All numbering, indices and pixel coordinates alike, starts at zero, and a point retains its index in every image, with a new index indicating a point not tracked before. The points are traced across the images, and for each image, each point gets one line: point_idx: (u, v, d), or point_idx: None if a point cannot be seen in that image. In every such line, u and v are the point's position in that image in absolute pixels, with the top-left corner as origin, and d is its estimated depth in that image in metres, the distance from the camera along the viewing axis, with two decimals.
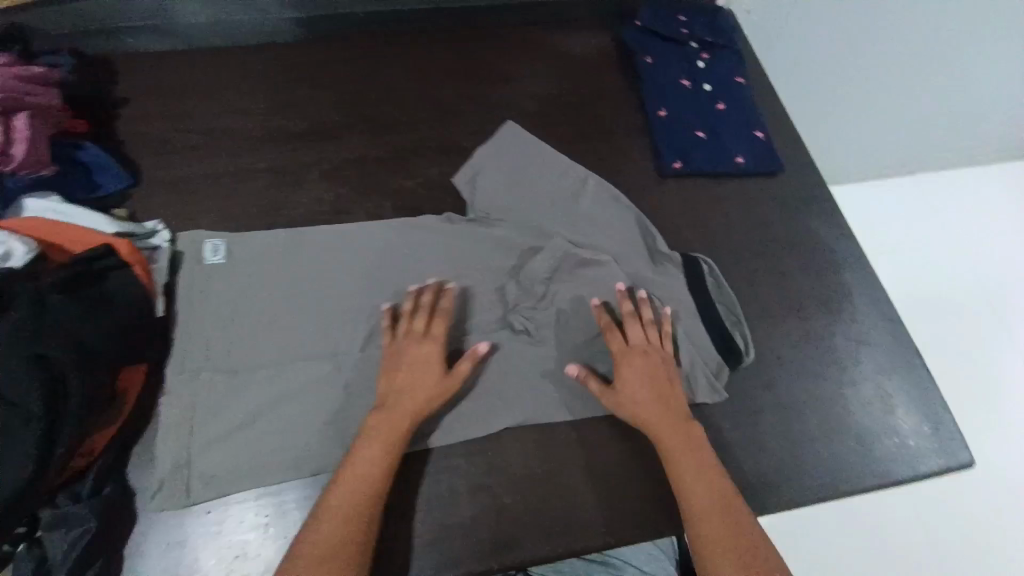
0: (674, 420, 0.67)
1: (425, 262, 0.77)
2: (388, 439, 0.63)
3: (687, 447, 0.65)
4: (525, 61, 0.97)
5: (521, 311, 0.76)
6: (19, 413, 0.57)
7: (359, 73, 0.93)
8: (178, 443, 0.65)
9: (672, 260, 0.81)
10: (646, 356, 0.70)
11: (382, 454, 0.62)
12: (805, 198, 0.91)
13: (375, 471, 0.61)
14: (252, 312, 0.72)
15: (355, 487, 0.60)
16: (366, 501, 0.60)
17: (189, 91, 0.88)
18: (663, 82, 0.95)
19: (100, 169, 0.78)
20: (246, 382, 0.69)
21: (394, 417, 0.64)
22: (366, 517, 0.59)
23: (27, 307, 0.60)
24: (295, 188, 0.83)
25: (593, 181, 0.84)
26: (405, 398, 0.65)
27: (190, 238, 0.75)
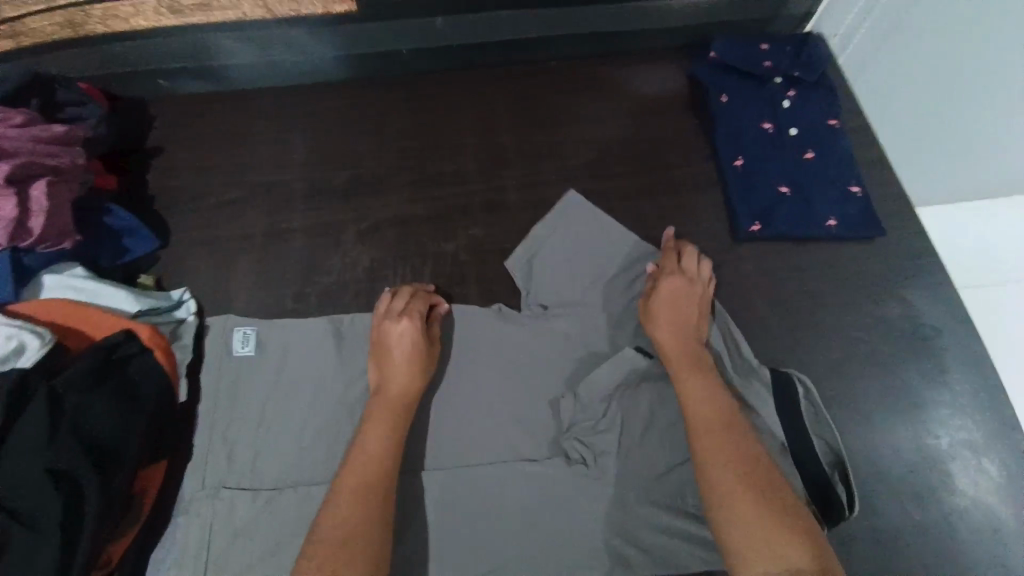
0: (696, 367, 0.61)
1: (473, 368, 0.69)
2: (394, 419, 0.59)
3: (708, 394, 0.59)
4: (585, 101, 0.87)
5: (576, 434, 0.65)
6: (30, 532, 0.52)
7: (402, 117, 0.84)
8: (193, 572, 0.58)
9: (760, 375, 0.68)
10: (679, 291, 0.67)
11: (391, 421, 0.59)
12: (907, 268, 0.78)
13: (385, 435, 0.58)
14: (277, 430, 0.64)
15: (366, 454, 0.56)
16: (381, 464, 0.56)
17: (222, 139, 0.83)
18: (740, 126, 0.83)
19: (129, 233, 0.73)
20: (269, 504, 0.61)
21: (393, 392, 0.61)
22: (386, 485, 0.55)
23: (41, 411, 0.55)
24: (328, 250, 0.76)
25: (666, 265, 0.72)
26: (394, 383, 0.61)
27: (222, 324, 0.70)
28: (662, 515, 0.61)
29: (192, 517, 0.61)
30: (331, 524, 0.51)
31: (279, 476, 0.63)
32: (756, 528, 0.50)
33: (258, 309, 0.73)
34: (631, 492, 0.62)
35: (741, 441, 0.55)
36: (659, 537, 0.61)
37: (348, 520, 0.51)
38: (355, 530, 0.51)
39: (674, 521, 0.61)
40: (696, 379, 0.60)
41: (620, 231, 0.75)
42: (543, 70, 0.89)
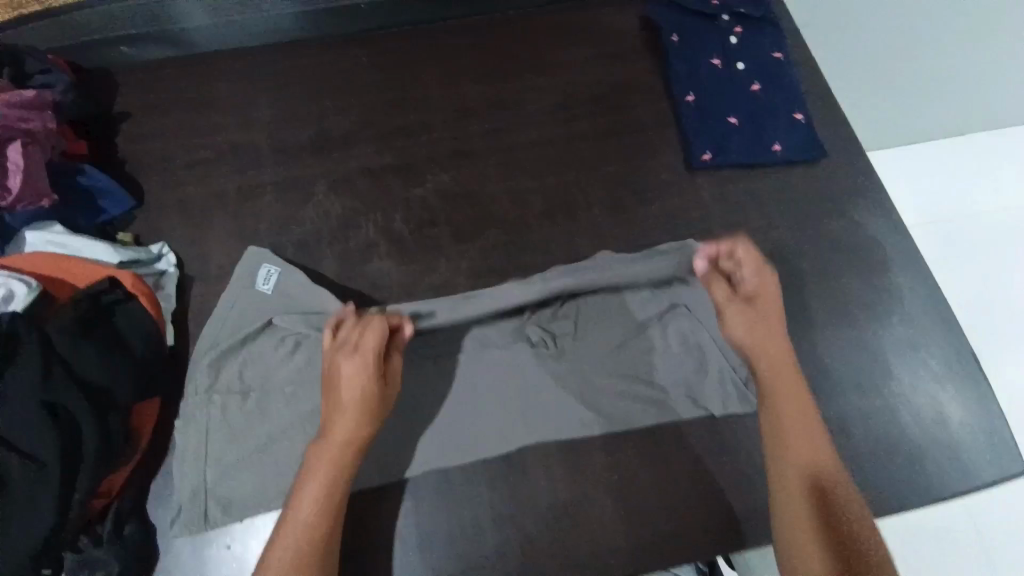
0: (805, 403, 0.61)
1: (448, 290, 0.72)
2: (334, 470, 0.58)
3: (804, 421, 0.59)
4: (545, 48, 0.88)
5: (538, 321, 0.72)
6: (35, 462, 0.56)
7: (365, 73, 0.86)
8: (196, 467, 0.64)
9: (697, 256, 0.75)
10: (769, 305, 0.66)
11: (333, 475, 0.58)
12: (850, 189, 0.82)
13: (325, 494, 0.57)
14: (263, 332, 0.70)
15: (308, 514, 0.56)
16: (319, 519, 0.56)
17: (189, 101, 0.84)
18: (692, 64, 0.87)
19: (103, 194, 0.75)
20: (261, 403, 0.67)
21: (339, 440, 0.59)
22: (321, 543, 0.55)
23: (35, 353, 0.58)
24: (301, 201, 0.79)
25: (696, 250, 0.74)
26: (337, 428, 0.59)
27: (251, 257, 0.73)
28: (618, 385, 0.70)
29: (191, 418, 0.66)
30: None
31: (270, 368, 0.69)
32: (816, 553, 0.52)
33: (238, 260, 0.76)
34: (592, 372, 0.70)
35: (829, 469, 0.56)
36: (618, 422, 0.69)
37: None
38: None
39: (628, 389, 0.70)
40: (793, 401, 0.61)
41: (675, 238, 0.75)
42: (503, 20, 0.90)
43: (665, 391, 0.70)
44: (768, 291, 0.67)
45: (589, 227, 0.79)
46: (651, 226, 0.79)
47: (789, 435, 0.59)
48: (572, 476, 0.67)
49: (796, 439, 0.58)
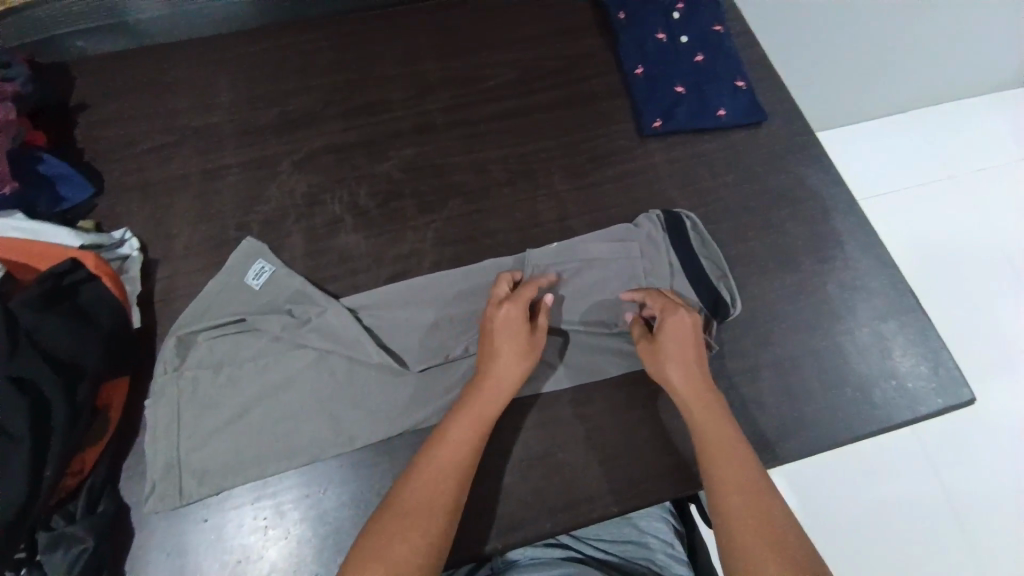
0: (721, 419, 0.64)
1: (417, 287, 0.74)
2: (483, 408, 0.62)
3: (725, 436, 0.62)
4: (499, 28, 0.91)
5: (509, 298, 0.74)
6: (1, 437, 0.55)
7: (324, 57, 0.88)
8: (169, 442, 0.65)
9: (654, 218, 0.78)
10: (682, 334, 0.67)
11: (480, 412, 0.61)
12: (790, 148, 0.88)
13: (468, 433, 0.60)
14: (234, 311, 0.70)
15: (450, 449, 0.59)
16: (463, 454, 0.59)
17: (147, 90, 0.84)
18: (639, 38, 0.91)
19: (62, 180, 0.76)
20: (232, 378, 0.68)
21: (495, 381, 0.63)
22: (457, 478, 0.58)
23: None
24: (265, 182, 0.80)
25: (660, 241, 0.77)
26: (497, 365, 0.64)
27: (245, 250, 0.74)
28: (581, 338, 0.74)
29: (160, 396, 0.66)
30: (401, 508, 0.56)
31: (242, 346, 0.69)
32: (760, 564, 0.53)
33: (203, 241, 0.77)
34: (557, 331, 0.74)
35: (759, 487, 0.59)
36: (584, 372, 0.72)
37: (411, 511, 0.55)
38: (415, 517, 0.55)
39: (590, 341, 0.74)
40: (716, 424, 0.63)
41: (641, 241, 0.78)
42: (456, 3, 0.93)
43: (628, 345, 0.74)
44: (674, 328, 0.67)
45: (548, 194, 0.82)
46: (607, 190, 0.83)
47: (711, 445, 0.62)
48: (542, 426, 0.70)
49: (726, 462, 0.60)
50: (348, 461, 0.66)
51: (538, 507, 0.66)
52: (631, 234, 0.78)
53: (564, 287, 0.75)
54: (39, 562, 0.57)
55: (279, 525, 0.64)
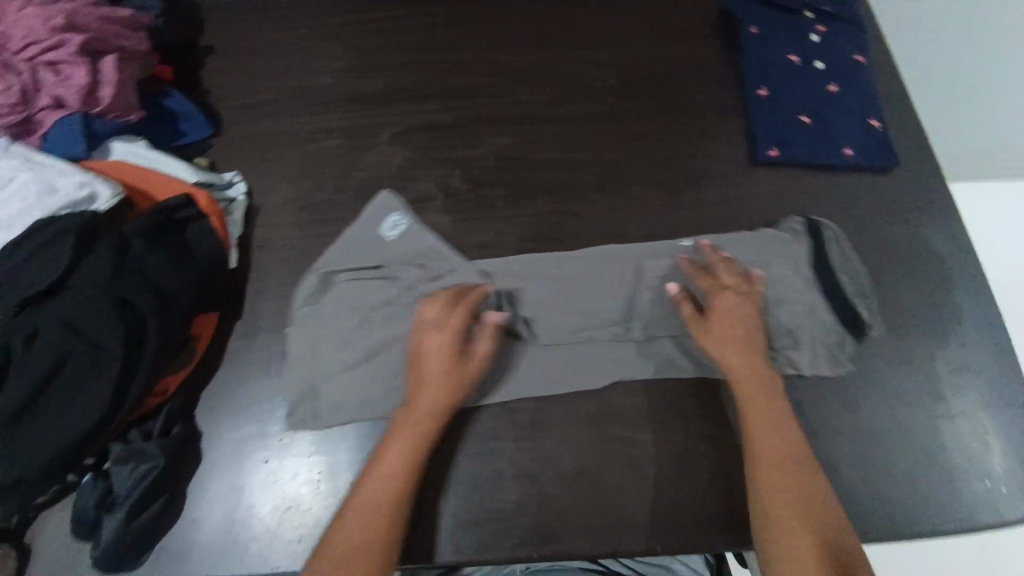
0: (774, 418, 0.63)
1: (547, 264, 0.75)
2: (414, 443, 0.62)
3: (778, 432, 0.62)
4: (617, 25, 0.88)
5: (642, 289, 0.73)
6: (98, 351, 0.59)
7: (439, 32, 0.87)
8: (305, 370, 0.69)
9: (795, 224, 0.76)
10: (734, 316, 0.67)
11: (412, 438, 0.62)
12: (916, 201, 0.80)
13: (405, 462, 0.61)
14: (370, 258, 0.73)
15: (379, 481, 0.60)
16: (397, 484, 0.60)
17: (269, 42, 0.87)
18: (768, 57, 0.85)
19: (183, 117, 0.80)
20: (366, 319, 0.71)
21: (431, 411, 0.63)
22: (399, 507, 0.59)
23: (111, 251, 0.61)
24: (365, 149, 0.82)
25: (806, 248, 0.74)
26: (427, 400, 0.63)
27: (386, 201, 0.77)
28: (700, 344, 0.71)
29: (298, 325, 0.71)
30: (340, 547, 0.56)
31: (375, 292, 0.72)
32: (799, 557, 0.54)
33: (299, 197, 0.79)
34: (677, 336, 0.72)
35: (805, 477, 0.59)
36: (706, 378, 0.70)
37: (351, 549, 0.56)
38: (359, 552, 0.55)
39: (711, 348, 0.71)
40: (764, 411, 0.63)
41: (780, 240, 0.75)
42: None
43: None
44: (721, 307, 0.68)
45: (641, 206, 0.78)
46: (706, 211, 0.78)
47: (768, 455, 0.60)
48: (594, 444, 0.68)
49: (777, 451, 0.61)
50: None
51: (578, 524, 0.65)
52: (771, 242, 0.75)
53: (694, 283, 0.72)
54: (112, 470, 0.62)
55: (330, 483, 0.65)
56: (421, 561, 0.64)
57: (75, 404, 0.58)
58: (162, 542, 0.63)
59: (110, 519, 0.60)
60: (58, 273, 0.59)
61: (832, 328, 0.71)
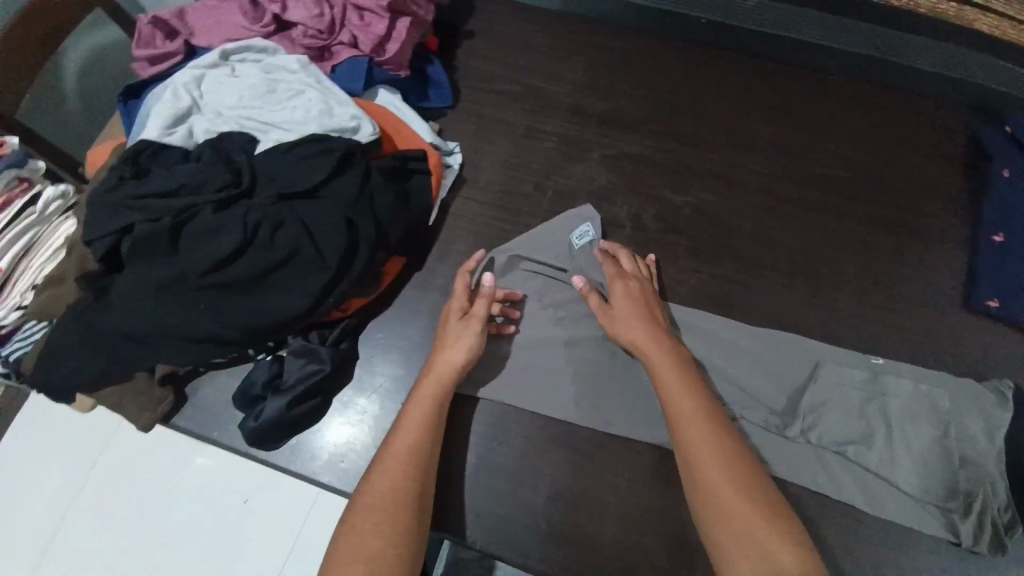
0: (690, 390, 0.61)
1: (719, 327, 0.74)
2: (427, 419, 0.63)
3: (687, 402, 0.60)
4: (855, 124, 0.86)
5: (810, 388, 0.70)
6: (320, 257, 0.67)
7: (676, 78, 0.90)
8: None
9: (997, 386, 0.69)
10: (628, 296, 0.70)
11: (430, 398, 0.65)
12: None
13: (425, 423, 0.63)
14: (558, 260, 0.78)
15: (407, 443, 0.61)
16: (421, 448, 0.61)
17: (521, 42, 0.95)
18: (1013, 205, 0.79)
19: (434, 85, 0.89)
20: (534, 313, 0.76)
21: (431, 376, 0.66)
22: (423, 467, 0.61)
23: (356, 179, 0.70)
24: (575, 161, 0.86)
25: (1007, 412, 0.67)
26: (438, 374, 0.66)
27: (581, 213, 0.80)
28: (856, 468, 0.67)
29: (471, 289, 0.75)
30: (369, 504, 0.57)
31: (553, 291, 0.77)
32: (750, 539, 0.51)
33: (502, 183, 0.85)
34: (830, 449, 0.68)
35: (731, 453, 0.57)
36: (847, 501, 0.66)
37: (378, 504, 0.57)
38: (385, 508, 0.56)
39: (863, 474, 0.67)
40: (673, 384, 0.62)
41: (974, 395, 0.68)
42: (821, 81, 0.89)
43: (914, 498, 0.65)
44: (617, 292, 0.71)
45: (824, 306, 0.76)
46: (891, 336, 0.74)
47: (693, 436, 0.58)
48: None
49: (695, 424, 0.58)
50: (525, 433, 0.71)
51: None
52: (971, 394, 0.69)
53: (874, 404, 0.69)
54: (286, 358, 0.70)
55: (451, 447, 0.71)
56: (509, 554, 0.66)
57: (287, 292, 0.67)
58: (300, 435, 0.71)
59: (275, 398, 0.68)
60: (313, 181, 0.68)
61: (1009, 508, 0.64)
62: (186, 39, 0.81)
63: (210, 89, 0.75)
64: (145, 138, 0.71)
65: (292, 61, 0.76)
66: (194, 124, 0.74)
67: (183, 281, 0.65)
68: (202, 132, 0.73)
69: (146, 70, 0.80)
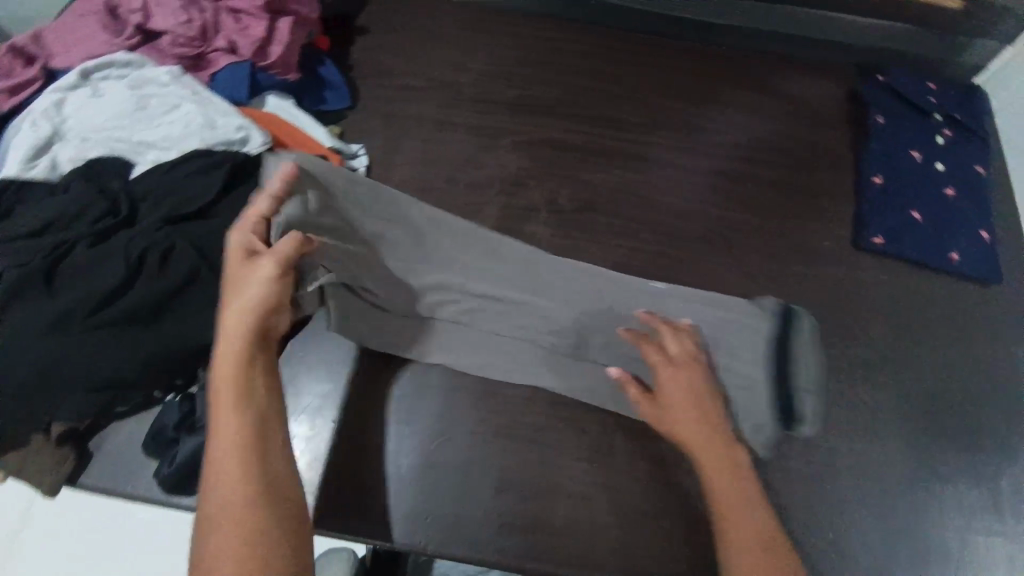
0: (721, 460, 0.59)
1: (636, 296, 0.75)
2: (236, 385, 0.47)
3: (725, 473, 0.58)
4: (748, 89, 0.90)
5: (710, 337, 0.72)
6: (219, 280, 0.63)
7: (578, 58, 0.92)
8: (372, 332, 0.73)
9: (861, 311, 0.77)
10: (682, 392, 0.63)
11: (232, 365, 0.48)
12: (1012, 322, 0.79)
13: (236, 392, 0.47)
14: None
15: (231, 426, 0.45)
16: (248, 414, 0.46)
17: (421, 36, 0.93)
18: (891, 151, 0.86)
19: (330, 86, 0.85)
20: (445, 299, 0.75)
21: (224, 334, 0.49)
22: (263, 438, 0.46)
23: (252, 192, 0.66)
24: (486, 150, 0.85)
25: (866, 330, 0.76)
26: (233, 319, 0.49)
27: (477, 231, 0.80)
28: None
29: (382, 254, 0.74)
30: (213, 525, 0.41)
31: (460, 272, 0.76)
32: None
33: (416, 180, 0.83)
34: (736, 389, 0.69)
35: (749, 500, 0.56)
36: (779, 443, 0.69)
37: (224, 517, 0.41)
38: (239, 497, 0.42)
39: None
40: (715, 459, 0.59)
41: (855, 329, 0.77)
42: (714, 52, 0.93)
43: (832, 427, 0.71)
44: (668, 391, 0.63)
45: (741, 265, 0.80)
46: (800, 285, 0.79)
47: (723, 496, 0.56)
48: (650, 484, 0.68)
49: (727, 485, 0.57)
50: (469, 429, 0.70)
51: (618, 558, 0.65)
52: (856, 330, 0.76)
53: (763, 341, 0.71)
54: (198, 395, 0.64)
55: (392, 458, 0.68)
56: (463, 555, 0.64)
57: (185, 323, 0.62)
58: None
59: (189, 440, 0.63)
60: (204, 201, 0.65)
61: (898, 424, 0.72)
62: (45, 63, 0.73)
63: (73, 112, 0.68)
64: (3, 176, 0.64)
65: (163, 73, 0.70)
66: (58, 153, 0.66)
67: (63, 325, 0.59)
68: (67, 162, 0.66)
69: (4, 102, 0.70)
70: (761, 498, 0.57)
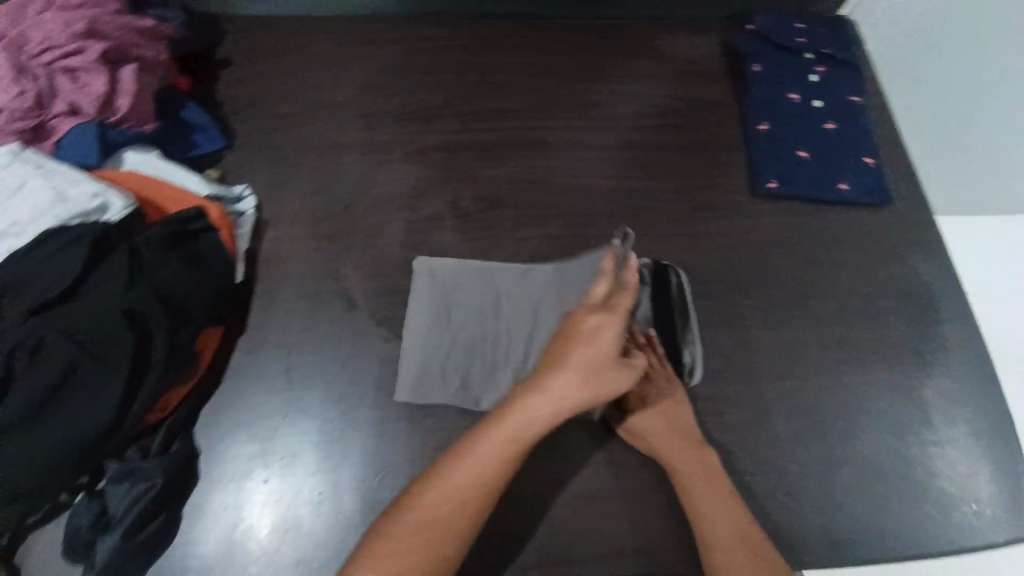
0: (694, 462, 0.64)
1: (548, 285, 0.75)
2: (507, 450, 0.56)
3: (697, 475, 0.63)
4: (628, 58, 0.91)
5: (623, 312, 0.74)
6: (101, 365, 0.58)
7: (457, 55, 0.89)
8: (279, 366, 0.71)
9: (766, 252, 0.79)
10: (657, 410, 0.66)
11: (511, 426, 0.56)
12: (906, 237, 0.84)
13: (500, 454, 0.56)
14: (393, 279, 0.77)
15: (468, 472, 0.55)
16: (487, 472, 0.55)
17: (289, 59, 0.88)
18: (772, 95, 0.89)
19: (199, 129, 0.80)
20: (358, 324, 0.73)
21: (528, 399, 0.57)
22: (485, 494, 0.55)
23: (122, 262, 0.61)
24: (378, 166, 0.82)
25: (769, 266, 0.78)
26: (553, 389, 0.57)
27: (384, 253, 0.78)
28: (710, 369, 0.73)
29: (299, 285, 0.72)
30: (399, 545, 0.52)
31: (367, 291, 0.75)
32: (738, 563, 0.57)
33: (310, 211, 0.79)
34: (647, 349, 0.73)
35: (724, 494, 0.62)
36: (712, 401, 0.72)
37: (418, 540, 0.53)
38: (437, 533, 0.53)
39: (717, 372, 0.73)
40: (684, 461, 0.63)
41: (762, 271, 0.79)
42: (590, 28, 0.93)
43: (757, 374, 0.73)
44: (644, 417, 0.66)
45: (650, 234, 0.80)
46: (709, 241, 0.80)
47: (697, 498, 0.61)
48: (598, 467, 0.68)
49: (699, 486, 0.62)
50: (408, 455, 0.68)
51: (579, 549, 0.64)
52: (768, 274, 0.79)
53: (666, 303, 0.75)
54: (106, 489, 0.60)
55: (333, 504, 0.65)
56: None
57: (72, 418, 0.57)
58: (160, 560, 0.62)
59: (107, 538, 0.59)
60: (68, 280, 0.59)
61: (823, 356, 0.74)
62: None
63: None
64: None
65: None
66: None
67: None
68: None
69: None
70: (733, 491, 0.63)
